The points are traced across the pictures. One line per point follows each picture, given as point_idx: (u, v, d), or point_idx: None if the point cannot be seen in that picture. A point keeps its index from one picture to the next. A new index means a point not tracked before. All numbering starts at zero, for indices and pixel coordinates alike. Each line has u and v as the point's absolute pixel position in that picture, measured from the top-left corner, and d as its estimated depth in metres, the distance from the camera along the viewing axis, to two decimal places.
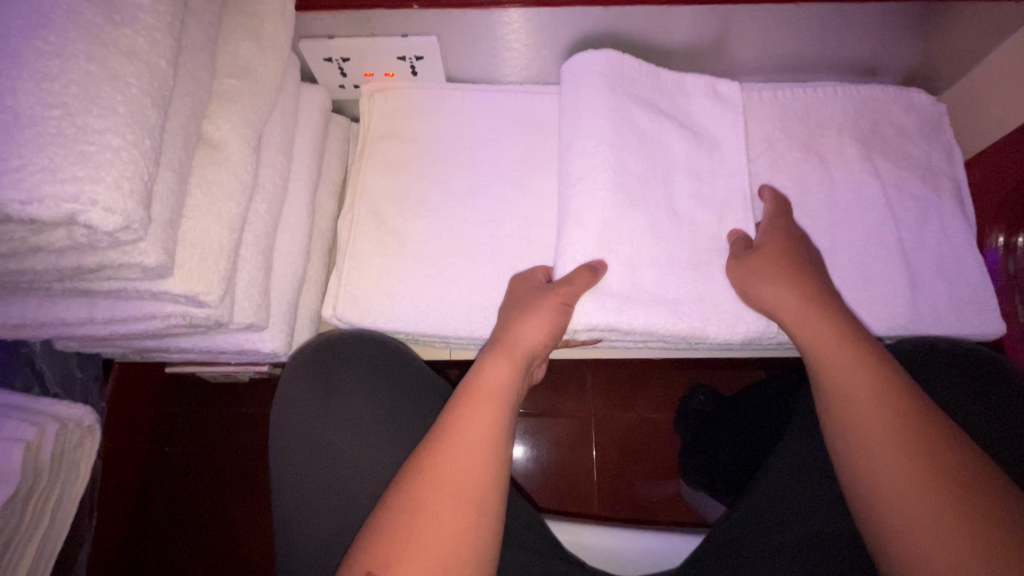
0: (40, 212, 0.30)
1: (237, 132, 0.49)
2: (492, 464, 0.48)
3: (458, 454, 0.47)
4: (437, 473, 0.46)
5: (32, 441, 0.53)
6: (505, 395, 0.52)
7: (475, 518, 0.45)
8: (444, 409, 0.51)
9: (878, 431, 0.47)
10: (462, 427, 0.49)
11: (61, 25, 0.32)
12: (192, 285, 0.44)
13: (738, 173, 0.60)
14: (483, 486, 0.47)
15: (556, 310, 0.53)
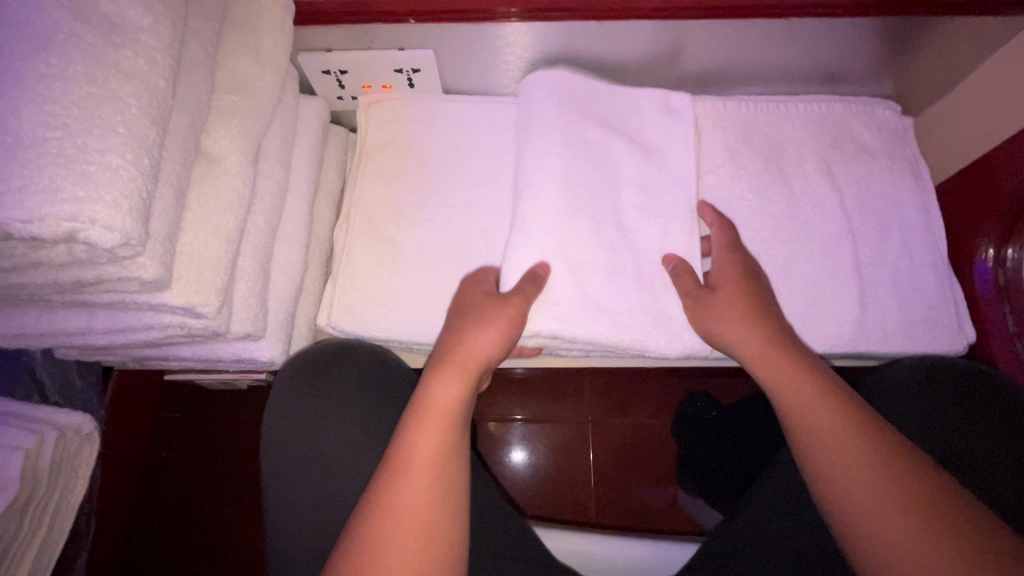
0: (42, 230, 0.31)
1: (235, 146, 0.50)
2: (444, 484, 0.47)
3: (412, 478, 0.46)
4: (390, 500, 0.45)
5: (32, 450, 0.54)
6: (457, 413, 0.50)
7: (432, 544, 0.44)
8: (394, 433, 0.50)
9: (848, 447, 0.47)
10: (414, 449, 0.48)
11: (63, 48, 0.33)
12: (190, 297, 0.45)
13: (685, 184, 0.63)
14: (437, 508, 0.46)
15: (509, 319, 0.53)
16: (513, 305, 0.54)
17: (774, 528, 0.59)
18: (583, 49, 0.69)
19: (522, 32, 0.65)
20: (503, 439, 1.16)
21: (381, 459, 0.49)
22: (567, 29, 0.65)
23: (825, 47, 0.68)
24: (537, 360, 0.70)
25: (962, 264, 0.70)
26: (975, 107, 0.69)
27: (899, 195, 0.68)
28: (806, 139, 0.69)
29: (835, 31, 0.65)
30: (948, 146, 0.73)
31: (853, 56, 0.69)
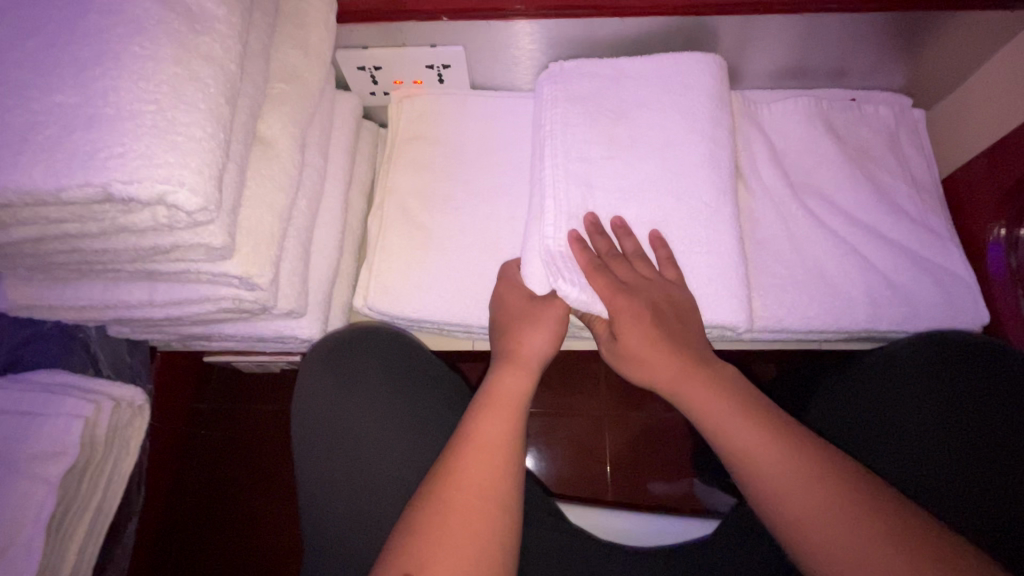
0: (136, 191, 0.34)
1: (286, 130, 0.53)
2: (513, 465, 0.51)
3: (480, 455, 0.50)
4: (465, 473, 0.49)
5: (91, 416, 0.58)
6: (520, 402, 0.55)
7: (500, 520, 0.47)
8: (467, 414, 0.54)
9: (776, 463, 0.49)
10: (488, 429, 0.52)
11: (153, 32, 0.37)
12: (248, 268, 0.48)
13: None
14: (507, 487, 0.49)
15: (557, 318, 0.59)
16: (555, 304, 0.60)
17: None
18: (611, 45, 0.72)
19: (547, 29, 0.69)
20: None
21: (452, 438, 0.52)
22: (592, 26, 0.68)
23: (840, 42, 0.71)
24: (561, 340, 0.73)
25: (977, 248, 0.72)
26: (983, 98, 0.71)
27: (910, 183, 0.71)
28: (803, 140, 0.75)
29: (848, 27, 0.68)
30: (956, 136, 0.76)
31: (863, 51, 0.72)
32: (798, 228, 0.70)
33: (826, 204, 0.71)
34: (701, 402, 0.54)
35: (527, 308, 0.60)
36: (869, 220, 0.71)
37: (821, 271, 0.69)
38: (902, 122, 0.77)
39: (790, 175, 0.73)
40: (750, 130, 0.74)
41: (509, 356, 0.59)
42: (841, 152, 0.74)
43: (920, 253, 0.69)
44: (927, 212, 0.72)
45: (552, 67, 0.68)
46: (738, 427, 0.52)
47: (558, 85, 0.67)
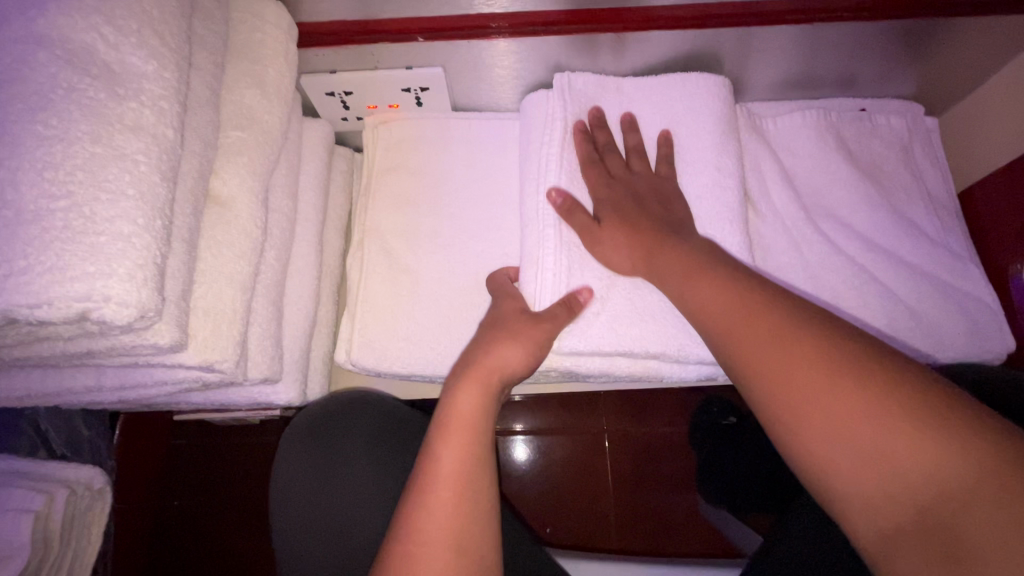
0: (50, 313, 0.28)
1: (245, 185, 0.47)
2: (471, 502, 0.45)
3: (436, 497, 0.45)
4: (416, 527, 0.44)
5: (42, 511, 0.52)
6: (479, 423, 0.49)
7: (463, 568, 0.42)
8: (419, 452, 0.49)
9: (811, 396, 0.39)
10: (437, 464, 0.47)
11: (61, 106, 0.30)
12: (207, 354, 0.42)
13: (707, 201, 0.60)
14: (468, 529, 0.44)
15: (534, 341, 0.52)
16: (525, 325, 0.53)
17: (816, 538, 0.58)
18: (605, 59, 0.65)
19: (533, 46, 0.62)
20: (516, 447, 1.14)
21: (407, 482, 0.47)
22: (586, 43, 0.62)
23: (852, 49, 0.66)
24: (561, 385, 0.68)
25: (997, 269, 0.69)
26: (1002, 108, 0.67)
27: (911, 208, 0.69)
28: (813, 156, 0.70)
29: (862, 34, 0.63)
30: (972, 147, 0.71)
31: (876, 57, 0.67)
32: (812, 255, 0.66)
33: (840, 227, 0.67)
34: (729, 332, 0.44)
35: (496, 321, 0.55)
36: (885, 243, 0.67)
37: (840, 303, 0.64)
38: (916, 132, 0.73)
39: (802, 197, 0.69)
40: (757, 148, 0.69)
41: (468, 371, 0.52)
42: (854, 169, 0.69)
43: (937, 278, 0.65)
44: (946, 231, 0.68)
45: (561, 77, 0.61)
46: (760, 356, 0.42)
47: (563, 100, 0.61)
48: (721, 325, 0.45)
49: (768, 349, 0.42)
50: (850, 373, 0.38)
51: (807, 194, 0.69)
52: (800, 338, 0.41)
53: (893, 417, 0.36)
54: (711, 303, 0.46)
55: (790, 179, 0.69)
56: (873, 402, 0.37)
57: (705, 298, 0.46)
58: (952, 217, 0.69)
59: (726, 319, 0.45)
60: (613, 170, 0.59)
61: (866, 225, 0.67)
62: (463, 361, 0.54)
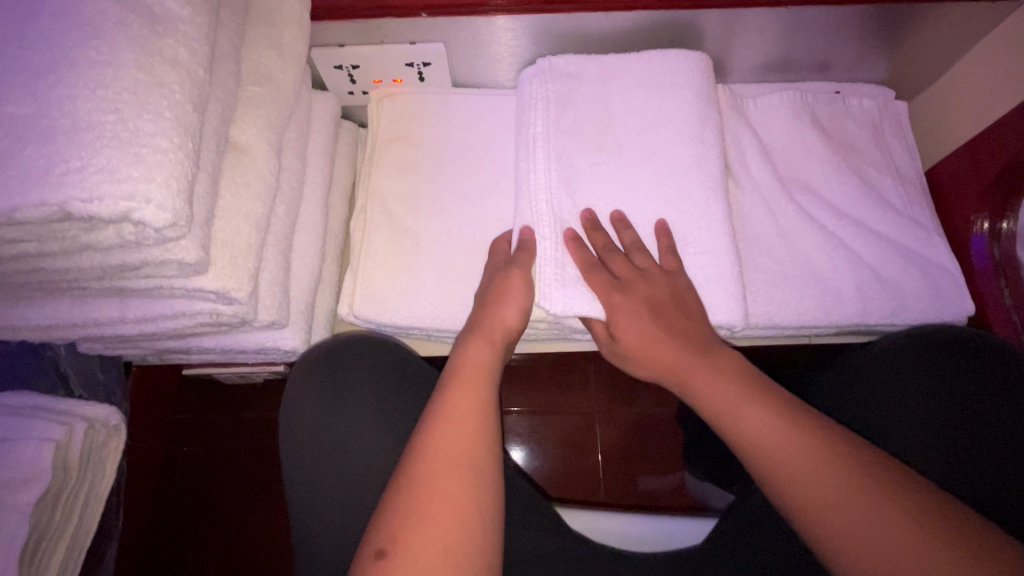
0: (99, 210, 0.32)
1: (262, 136, 0.51)
2: (483, 433, 0.51)
3: (451, 426, 0.50)
4: (433, 450, 0.49)
5: (62, 439, 0.55)
6: (487, 369, 0.55)
7: (475, 483, 0.47)
8: (432, 393, 0.54)
9: (806, 461, 0.47)
10: (451, 400, 0.52)
11: (111, 36, 0.34)
12: (225, 282, 0.46)
13: (688, 168, 0.64)
14: (479, 455, 0.49)
15: (521, 288, 0.60)
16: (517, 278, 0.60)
17: None
18: (595, 38, 0.70)
19: (529, 24, 0.67)
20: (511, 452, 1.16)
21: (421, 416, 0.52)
22: (577, 21, 0.67)
23: (826, 34, 0.70)
24: (551, 343, 0.72)
25: (961, 241, 0.73)
26: (966, 91, 0.72)
27: (879, 183, 0.73)
28: (789, 134, 0.74)
29: (833, 19, 0.68)
30: (939, 128, 0.76)
31: (848, 43, 0.72)
32: (787, 224, 0.70)
33: (814, 198, 0.71)
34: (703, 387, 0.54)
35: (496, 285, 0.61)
36: (855, 214, 0.71)
37: (812, 268, 0.68)
38: (887, 114, 0.77)
39: (779, 170, 0.73)
40: (737, 125, 0.73)
41: (477, 327, 0.58)
42: (827, 146, 0.74)
43: (903, 245, 0.70)
44: (913, 205, 0.73)
45: (543, 61, 0.68)
46: (752, 419, 0.50)
47: (547, 84, 0.67)
48: (695, 379, 0.55)
49: (761, 413, 0.50)
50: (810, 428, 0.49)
51: (784, 169, 0.73)
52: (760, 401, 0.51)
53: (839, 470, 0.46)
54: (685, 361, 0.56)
55: (768, 153, 0.73)
56: (843, 458, 0.47)
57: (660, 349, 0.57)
58: (919, 192, 0.74)
59: (698, 374, 0.55)
60: (620, 275, 0.59)
61: (837, 197, 0.72)
62: (473, 319, 0.60)
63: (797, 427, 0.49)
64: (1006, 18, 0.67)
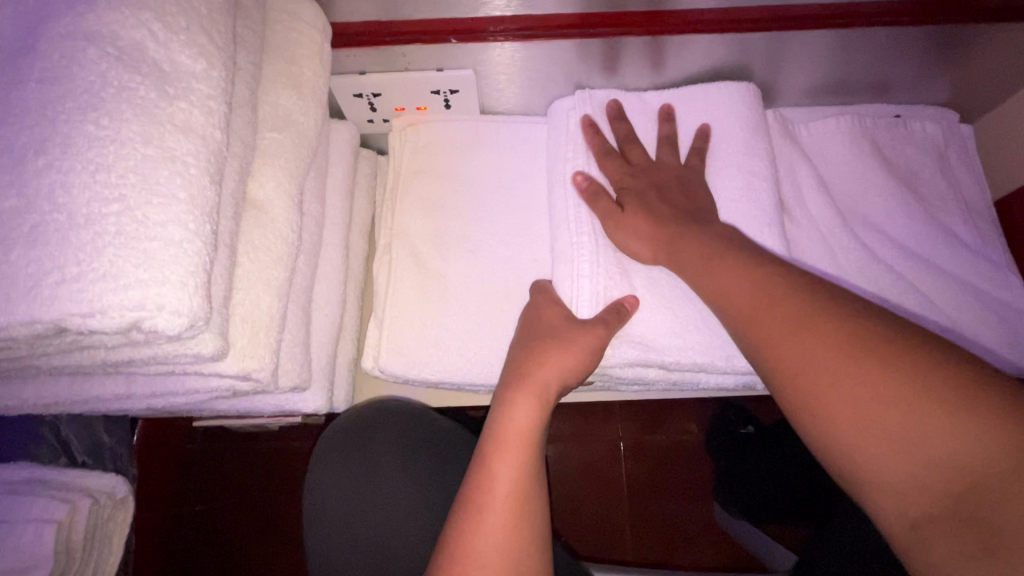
0: (102, 322, 0.27)
1: (282, 189, 0.45)
2: (525, 521, 0.45)
3: (490, 514, 0.45)
4: (466, 545, 0.44)
5: (65, 522, 0.50)
6: (532, 436, 0.49)
7: None
8: (469, 466, 0.48)
9: (839, 366, 0.39)
10: (491, 479, 0.46)
11: (113, 104, 0.28)
12: (246, 363, 0.41)
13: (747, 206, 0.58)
14: (521, 548, 0.44)
15: (589, 350, 0.50)
16: (585, 337, 0.51)
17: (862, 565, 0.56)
18: (639, 63, 0.64)
19: (568, 49, 0.61)
20: None
21: (458, 495, 0.47)
22: (621, 46, 0.61)
23: (890, 55, 0.64)
24: (591, 395, 0.67)
25: None
26: None
27: (947, 216, 0.67)
28: (848, 163, 0.68)
29: (902, 39, 0.62)
30: (1007, 155, 0.70)
31: (914, 63, 0.66)
32: (849, 264, 0.64)
33: (877, 235, 0.66)
34: (740, 303, 0.46)
35: (553, 333, 0.52)
36: (922, 253, 0.65)
37: (879, 314, 0.63)
38: (951, 139, 0.71)
39: (837, 203, 0.67)
40: (792, 155, 0.68)
41: (521, 380, 0.51)
42: (889, 176, 0.68)
43: (975, 287, 0.64)
44: (984, 240, 0.67)
45: (581, 92, 0.62)
46: (787, 333, 0.42)
47: (586, 111, 0.61)
48: (726, 286, 0.47)
49: (803, 333, 0.41)
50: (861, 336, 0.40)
51: (842, 202, 0.68)
52: (798, 306, 0.43)
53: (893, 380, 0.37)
54: (720, 270, 0.48)
55: (826, 186, 0.67)
56: (903, 374, 0.37)
57: (699, 257, 0.50)
58: (991, 227, 0.68)
59: (733, 283, 0.47)
60: (640, 170, 0.58)
61: (902, 234, 0.66)
62: (515, 368, 0.52)
63: (848, 340, 0.40)
64: None
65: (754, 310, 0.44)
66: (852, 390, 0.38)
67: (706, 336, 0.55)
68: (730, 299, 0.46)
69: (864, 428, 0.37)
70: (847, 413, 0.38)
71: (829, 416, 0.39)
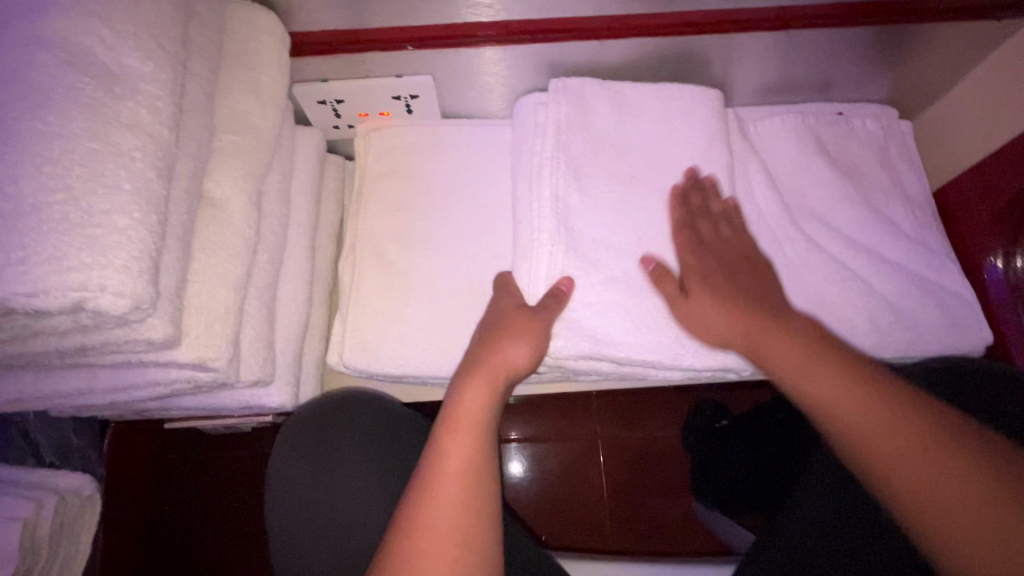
0: (47, 302, 0.29)
1: (239, 187, 0.47)
2: (475, 500, 0.47)
3: (442, 493, 0.47)
4: (419, 522, 0.46)
5: (31, 518, 0.51)
6: (484, 420, 0.51)
7: (465, 558, 0.44)
8: (424, 448, 0.50)
9: (882, 426, 0.46)
10: (444, 461, 0.48)
11: (62, 103, 0.31)
12: (201, 352, 0.42)
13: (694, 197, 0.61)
14: (471, 525, 0.46)
15: (536, 333, 0.54)
16: (522, 317, 0.54)
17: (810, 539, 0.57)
18: (592, 68, 0.68)
19: (522, 54, 0.64)
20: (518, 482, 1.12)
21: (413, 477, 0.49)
22: (572, 50, 0.64)
23: (829, 55, 0.68)
24: (552, 386, 0.69)
25: (973, 264, 0.71)
26: (971, 110, 0.70)
27: (888, 206, 0.71)
28: (793, 157, 0.72)
29: (838, 40, 0.65)
30: (944, 149, 0.74)
31: (853, 62, 0.70)
32: (796, 254, 0.67)
33: (822, 226, 0.69)
34: (788, 366, 0.50)
35: (501, 322, 0.55)
36: (866, 241, 0.69)
37: (824, 300, 0.65)
38: (891, 134, 0.75)
39: (785, 196, 0.70)
40: (741, 150, 0.71)
41: (474, 367, 0.53)
42: (833, 169, 0.71)
43: (915, 272, 0.68)
44: (923, 228, 0.70)
45: (556, 81, 0.63)
46: (835, 398, 0.48)
47: (559, 107, 0.62)
48: (770, 352, 0.52)
49: (864, 397, 0.47)
50: (905, 401, 0.47)
51: (790, 195, 0.71)
52: (850, 369, 0.49)
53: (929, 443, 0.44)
54: (757, 333, 0.52)
55: (773, 179, 0.71)
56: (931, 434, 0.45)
57: (727, 320, 0.54)
58: (931, 216, 0.72)
59: (775, 346, 0.51)
60: (620, 170, 0.61)
61: (846, 224, 0.69)
62: (471, 358, 0.55)
63: (892, 404, 0.46)
64: (1012, 36, 0.65)
65: (808, 367, 0.50)
66: (903, 449, 0.44)
67: (654, 337, 0.57)
68: (790, 373, 0.50)
69: (906, 462, 0.44)
70: (900, 467, 0.44)
71: (874, 442, 0.46)
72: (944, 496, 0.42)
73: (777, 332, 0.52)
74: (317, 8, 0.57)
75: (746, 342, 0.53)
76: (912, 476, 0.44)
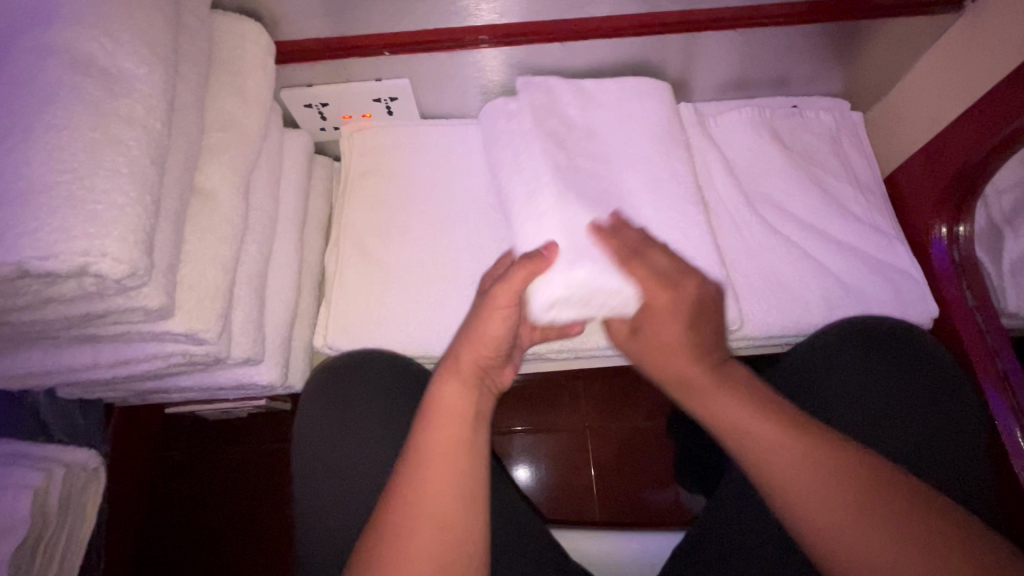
0: (56, 266, 0.34)
1: (227, 179, 0.53)
2: (463, 484, 0.48)
3: (431, 478, 0.48)
4: (408, 505, 0.47)
5: (41, 487, 0.56)
6: (466, 405, 0.52)
7: (451, 538, 0.46)
8: (409, 431, 0.52)
9: (833, 500, 0.43)
10: (428, 446, 0.50)
11: (69, 100, 0.36)
12: (192, 324, 0.47)
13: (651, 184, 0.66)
14: (459, 506, 0.47)
15: (509, 305, 0.52)
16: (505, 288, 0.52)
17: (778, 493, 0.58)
18: (557, 70, 0.73)
19: (491, 57, 0.70)
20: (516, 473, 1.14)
21: (400, 462, 0.50)
22: (537, 52, 0.69)
23: (779, 52, 0.73)
24: (526, 364, 0.75)
25: (921, 241, 0.75)
26: (915, 100, 0.74)
27: (840, 192, 0.75)
28: (749, 147, 0.76)
29: (784, 38, 0.70)
30: (895, 137, 0.79)
31: (803, 58, 0.74)
32: (751, 237, 0.72)
33: (777, 211, 0.73)
34: (733, 420, 0.48)
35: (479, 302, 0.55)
36: (818, 224, 0.73)
37: (778, 279, 0.70)
38: (844, 125, 0.80)
39: (743, 184, 0.75)
40: (700, 143, 0.75)
41: (452, 354, 0.54)
42: (787, 158, 0.76)
43: (865, 252, 0.72)
44: (873, 211, 0.75)
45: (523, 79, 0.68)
46: (784, 460, 0.45)
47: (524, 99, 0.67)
48: (725, 412, 0.49)
49: (809, 462, 0.45)
50: (859, 473, 0.44)
51: (748, 183, 0.75)
52: (806, 435, 0.46)
53: (883, 522, 0.42)
54: (735, 411, 0.48)
55: (732, 169, 0.75)
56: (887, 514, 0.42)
57: (677, 365, 0.52)
58: (881, 200, 0.76)
59: (737, 410, 0.48)
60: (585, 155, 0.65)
61: (799, 208, 0.74)
62: (453, 344, 0.54)
63: (846, 473, 0.44)
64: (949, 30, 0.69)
65: (763, 440, 0.47)
66: (846, 522, 0.43)
67: None
68: (740, 436, 0.48)
69: (854, 538, 0.42)
70: (838, 537, 0.43)
71: (820, 518, 0.43)
72: (842, 524, 0.43)
73: (739, 401, 0.49)
74: (300, 19, 0.63)
75: (706, 405, 0.50)
76: (822, 526, 0.43)
